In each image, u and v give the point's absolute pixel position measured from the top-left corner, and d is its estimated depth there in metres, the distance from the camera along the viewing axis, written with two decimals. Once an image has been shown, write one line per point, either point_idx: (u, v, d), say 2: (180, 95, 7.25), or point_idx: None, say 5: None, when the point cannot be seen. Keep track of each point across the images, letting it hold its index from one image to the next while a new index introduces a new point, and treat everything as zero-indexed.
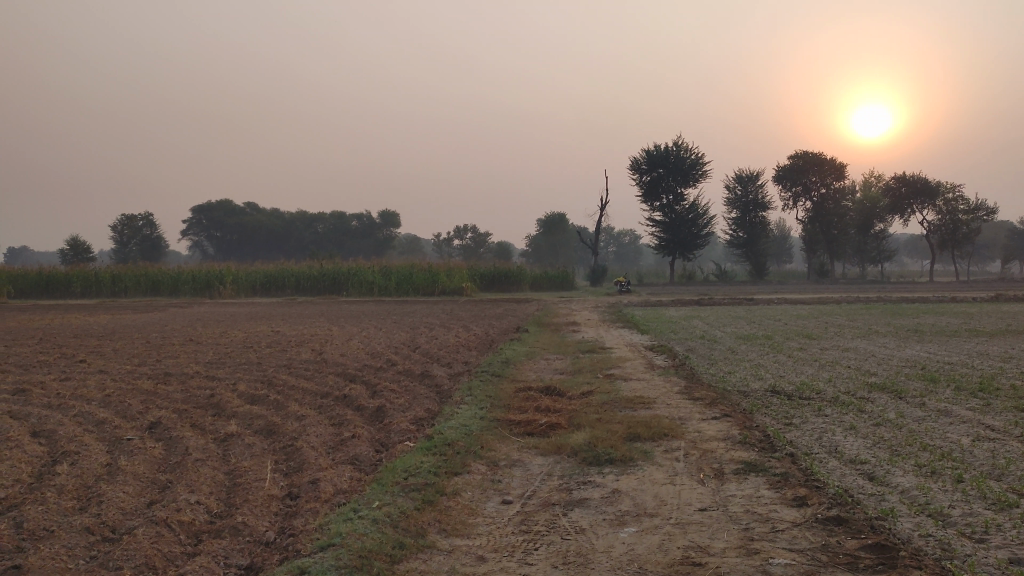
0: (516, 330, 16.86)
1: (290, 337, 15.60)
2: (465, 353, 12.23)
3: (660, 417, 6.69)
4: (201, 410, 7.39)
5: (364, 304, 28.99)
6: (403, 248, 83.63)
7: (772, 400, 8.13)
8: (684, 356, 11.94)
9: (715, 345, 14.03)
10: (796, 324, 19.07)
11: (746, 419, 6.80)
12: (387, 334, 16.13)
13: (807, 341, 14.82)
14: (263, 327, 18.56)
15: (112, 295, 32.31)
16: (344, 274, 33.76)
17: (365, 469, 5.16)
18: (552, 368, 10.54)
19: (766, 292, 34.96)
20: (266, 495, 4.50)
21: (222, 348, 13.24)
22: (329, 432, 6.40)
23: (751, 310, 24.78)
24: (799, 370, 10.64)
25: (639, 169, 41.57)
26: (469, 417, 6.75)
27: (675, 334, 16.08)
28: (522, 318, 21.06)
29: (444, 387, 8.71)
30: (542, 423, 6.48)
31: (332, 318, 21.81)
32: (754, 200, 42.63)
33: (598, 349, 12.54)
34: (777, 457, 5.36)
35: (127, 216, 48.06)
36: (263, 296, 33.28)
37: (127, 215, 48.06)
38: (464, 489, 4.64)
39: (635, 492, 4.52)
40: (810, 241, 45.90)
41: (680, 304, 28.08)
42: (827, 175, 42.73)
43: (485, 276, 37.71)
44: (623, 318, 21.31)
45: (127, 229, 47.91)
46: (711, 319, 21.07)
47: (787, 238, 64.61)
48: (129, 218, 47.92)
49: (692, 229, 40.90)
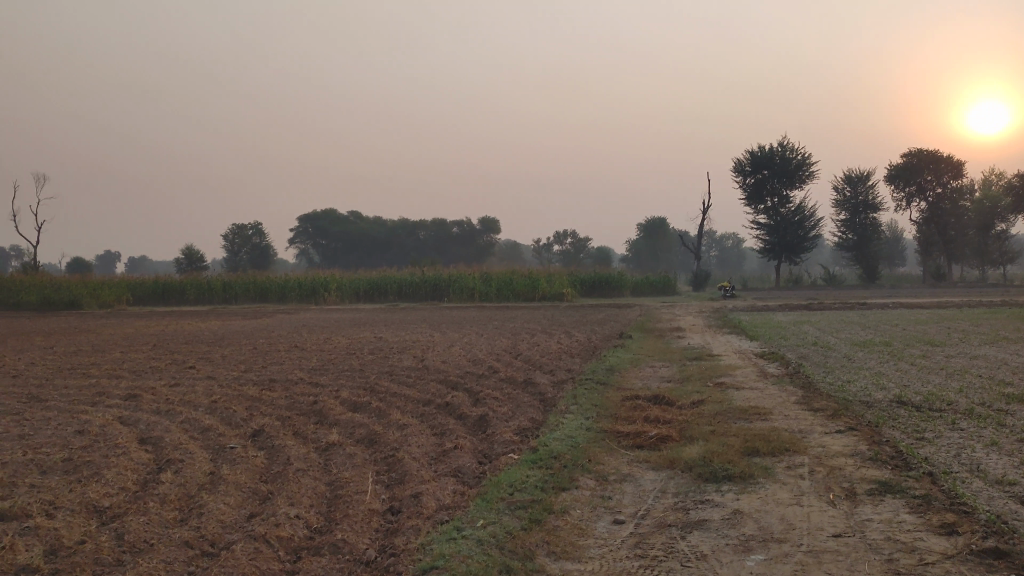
0: (620, 336, 16.45)
1: (392, 343, 15.62)
2: (568, 360, 11.95)
3: (779, 430, 6.27)
4: (303, 417, 7.34)
5: (465, 311, 29.04)
6: (503, 254, 83.89)
7: (900, 412, 7.57)
8: (798, 363, 11.35)
9: (830, 352, 13.35)
10: (915, 330, 18.07)
11: (874, 433, 6.31)
12: (488, 340, 15.99)
13: (929, 348, 13.97)
14: (366, 333, 18.70)
15: (223, 302, 33.30)
16: (445, 281, 33.96)
17: (468, 483, 4.95)
18: (658, 376, 10.16)
19: (879, 296, 33.54)
20: (366, 509, 4.33)
21: (326, 354, 13.30)
22: (431, 442, 6.23)
23: (865, 315, 23.71)
24: (926, 379, 9.96)
25: (743, 172, 40.53)
26: (575, 428, 6.47)
27: (786, 341, 15.39)
28: (624, 324, 20.64)
29: (548, 396, 8.45)
30: (652, 435, 6.14)
31: (433, 324, 21.85)
32: (865, 201, 41.02)
33: (706, 356, 12.07)
34: (914, 476, 4.90)
35: (238, 225, 49.71)
36: (366, 302, 33.74)
37: (238, 225, 49.71)
38: (573, 506, 4.37)
39: (759, 514, 4.17)
40: (925, 242, 43.88)
41: (788, 309, 27.13)
42: (944, 173, 40.76)
43: (586, 282, 37.34)
44: (729, 323, 20.66)
45: (239, 238, 49.44)
46: (823, 325, 20.22)
47: (899, 241, 62.07)
48: (240, 227, 49.52)
49: (799, 231, 39.58)
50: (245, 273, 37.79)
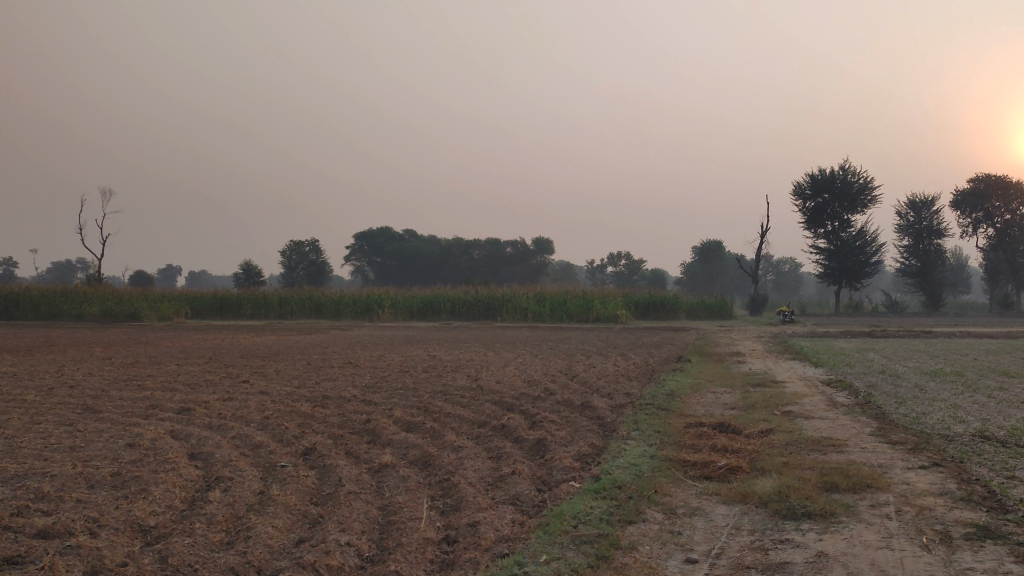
0: (678, 360, 16.04)
1: (446, 362, 15.41)
2: (625, 384, 11.62)
3: (858, 464, 5.89)
4: (356, 436, 7.14)
5: (519, 331, 28.80)
6: (556, 274, 83.56)
7: (985, 447, 7.12)
8: (868, 393, 10.88)
9: (900, 382, 12.80)
10: (988, 360, 17.31)
11: (961, 471, 5.90)
12: (543, 361, 15.70)
13: (1006, 379, 13.32)
14: (420, 351, 18.55)
15: (279, 316, 33.58)
16: (499, 300, 33.81)
17: (527, 512, 4.69)
18: (721, 402, 9.77)
19: (945, 324, 32.53)
20: (420, 538, 4.09)
21: (380, 372, 13.15)
22: (488, 466, 5.98)
23: (932, 343, 22.89)
24: (1007, 413, 9.42)
25: (802, 195, 39.76)
26: (638, 456, 6.16)
27: (852, 368, 14.86)
28: (682, 347, 20.19)
29: (608, 421, 8.14)
30: (721, 465, 5.81)
31: (487, 344, 21.62)
32: (929, 226, 39.93)
33: (769, 383, 11.63)
34: (1014, 520, 4.50)
35: (296, 242, 50.68)
36: (420, 320, 33.70)
37: (296, 242, 50.64)
38: (641, 542, 4.07)
39: (846, 559, 3.83)
40: (992, 270, 42.53)
41: (850, 336, 26.39)
42: (1013, 199, 39.47)
43: (641, 304, 36.90)
44: (791, 349, 20.08)
45: (296, 254, 50.31)
46: (889, 353, 19.52)
47: (965, 268, 60.36)
48: (298, 244, 50.43)
49: (860, 257, 38.64)
50: (301, 289, 38.07)
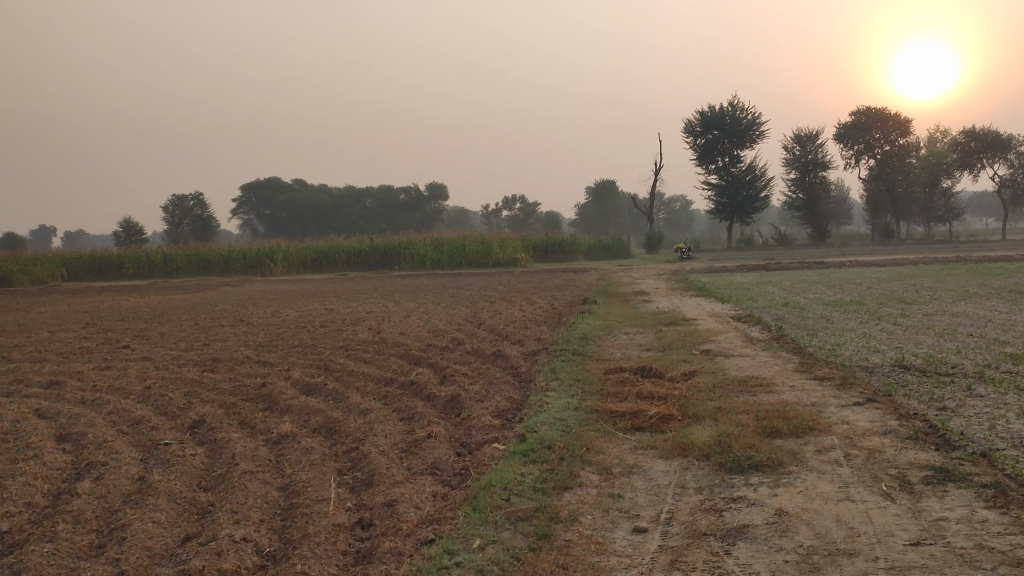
0: (584, 301, 15.74)
1: (344, 315, 14.66)
2: (535, 328, 11.21)
3: (793, 405, 5.59)
4: (250, 404, 6.47)
5: (418, 279, 28.13)
6: (451, 220, 82.61)
7: (910, 377, 6.95)
8: (779, 326, 10.76)
9: (806, 313, 12.76)
10: (883, 288, 17.60)
11: (896, 406, 5.66)
12: (446, 309, 15.15)
13: (905, 306, 13.45)
14: (316, 305, 17.71)
15: (164, 275, 31.92)
16: (395, 248, 33.01)
17: (450, 483, 4.18)
18: (636, 344, 9.43)
19: (834, 254, 33.37)
20: (330, 526, 3.53)
21: (274, 329, 12.33)
22: (401, 430, 5.42)
23: (826, 274, 23.27)
24: (917, 341, 9.39)
25: (693, 132, 39.95)
26: (562, 408, 5.72)
27: (756, 302, 14.83)
28: (585, 288, 19.91)
29: (523, 371, 7.69)
30: (651, 414, 5.41)
31: (386, 294, 20.88)
32: (814, 159, 40.75)
33: (679, 321, 11.37)
34: (967, 459, 4.24)
35: (178, 196, 47.88)
36: (315, 273, 32.61)
37: (177, 196, 47.87)
38: (583, 512, 3.61)
39: (809, 516, 3.46)
40: (873, 200, 43.89)
41: (746, 269, 26.71)
42: (892, 131, 40.59)
43: (539, 247, 36.63)
44: (692, 285, 20.03)
45: (179, 209, 47.71)
46: (787, 284, 19.68)
47: (847, 198, 62.33)
48: (180, 198, 47.75)
49: (750, 191, 39.20)
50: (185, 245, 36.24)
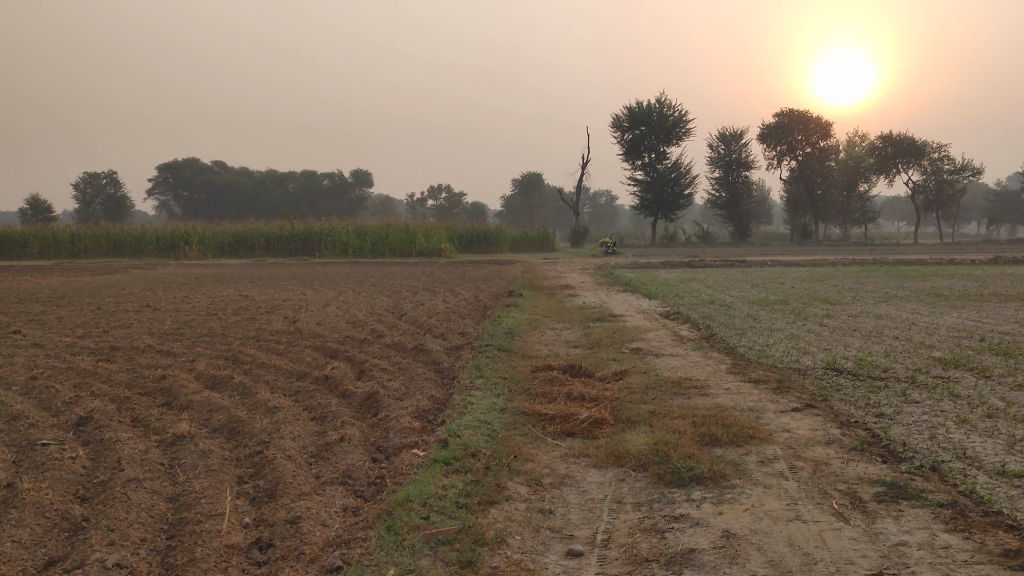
0: (508, 294, 15.39)
1: (258, 303, 14.00)
2: (459, 322, 10.81)
3: (729, 410, 5.33)
4: (145, 399, 5.91)
5: (339, 266, 27.42)
6: (375, 208, 81.48)
7: (843, 381, 6.79)
8: (706, 324, 10.60)
9: (732, 312, 12.64)
10: (805, 288, 17.70)
11: (834, 412, 5.45)
12: (366, 299, 14.63)
13: (829, 306, 13.47)
14: (230, 291, 16.95)
15: (71, 256, 30.45)
16: (317, 234, 32.22)
17: (364, 497, 3.75)
18: (562, 340, 9.11)
19: (755, 253, 33.78)
20: (223, 547, 3.08)
21: (182, 316, 11.64)
22: (311, 431, 4.98)
23: (749, 272, 23.40)
24: (844, 342, 9.30)
25: (620, 127, 39.97)
26: (486, 410, 5.34)
27: (682, 299, 14.71)
28: (510, 281, 19.56)
29: (445, 367, 7.28)
30: (582, 418, 5.08)
31: (304, 282, 20.19)
32: (738, 159, 41.18)
33: (607, 317, 11.10)
34: (917, 473, 4.00)
35: (90, 174, 45.95)
36: (232, 257, 31.57)
37: (89, 173, 45.92)
38: (510, 532, 3.24)
39: (760, 539, 3.15)
40: (793, 201, 44.69)
41: (670, 266, 26.72)
42: (812, 134, 41.34)
43: (464, 237, 36.19)
44: (618, 281, 19.86)
45: (91, 187, 45.78)
46: (712, 282, 19.67)
47: (767, 198, 63.47)
48: (92, 175, 45.84)
49: (675, 188, 39.43)
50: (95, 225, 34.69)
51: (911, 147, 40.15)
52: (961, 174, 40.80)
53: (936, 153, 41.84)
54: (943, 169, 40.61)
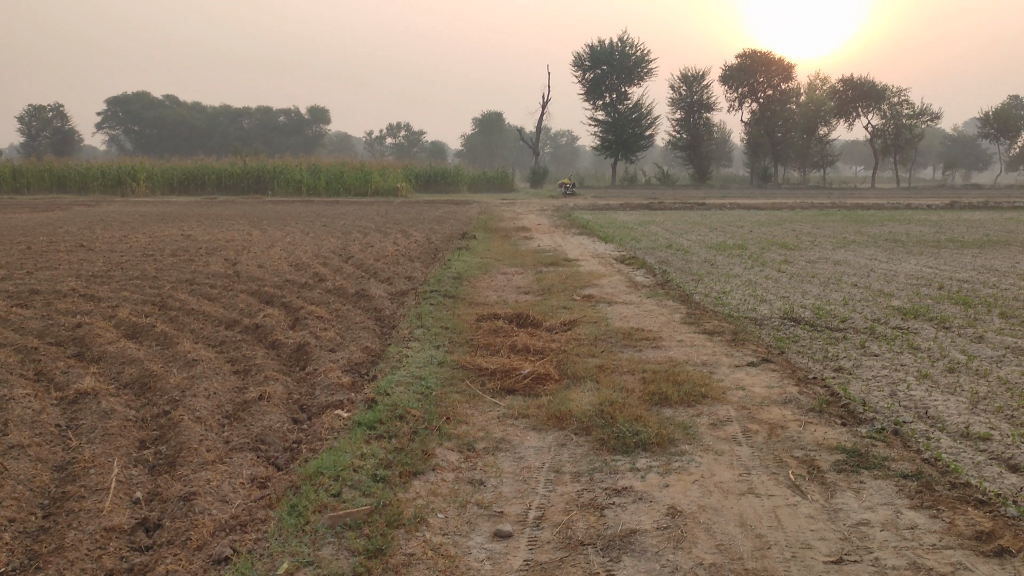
0: (462, 236, 14.95)
1: (200, 243, 13.42)
2: (407, 265, 10.39)
3: (681, 365, 5.02)
4: (54, 350, 5.43)
5: (292, 205, 26.67)
6: (332, 145, 79.90)
7: (800, 331, 6.51)
8: (662, 270, 10.29)
9: (689, 256, 12.33)
10: (764, 231, 17.45)
11: (791, 367, 5.17)
12: (315, 240, 14.10)
13: (788, 252, 13.24)
14: (174, 230, 16.29)
15: (13, 191, 29.33)
16: (269, 172, 31.37)
17: (276, 465, 3.38)
18: (513, 286, 8.74)
19: (715, 196, 33.55)
20: (100, 530, 2.68)
21: (116, 257, 11.04)
22: (229, 386, 4.57)
23: (708, 215, 23.12)
24: (803, 290, 9.05)
25: (581, 66, 39.18)
26: (423, 364, 4.97)
27: (639, 242, 14.39)
28: (466, 222, 19.08)
29: (386, 315, 6.88)
30: (524, 373, 4.74)
31: (253, 220, 19.54)
32: (699, 100, 40.67)
33: (560, 262, 10.71)
34: (877, 438, 3.73)
35: (35, 106, 44.12)
36: (182, 195, 30.65)
37: (34, 106, 44.09)
38: (431, 510, 2.89)
39: (707, 517, 2.84)
40: (753, 144, 44.45)
41: (629, 208, 26.34)
42: (774, 76, 40.95)
43: (421, 177, 35.52)
44: (575, 222, 19.47)
45: (36, 120, 44.00)
46: (670, 225, 19.36)
47: (728, 140, 63.19)
48: (37, 108, 44.01)
49: (635, 129, 38.94)
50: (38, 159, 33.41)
51: (871, 91, 39.90)
52: (920, 118, 40.72)
53: (896, 97, 41.68)
54: (902, 113, 40.50)
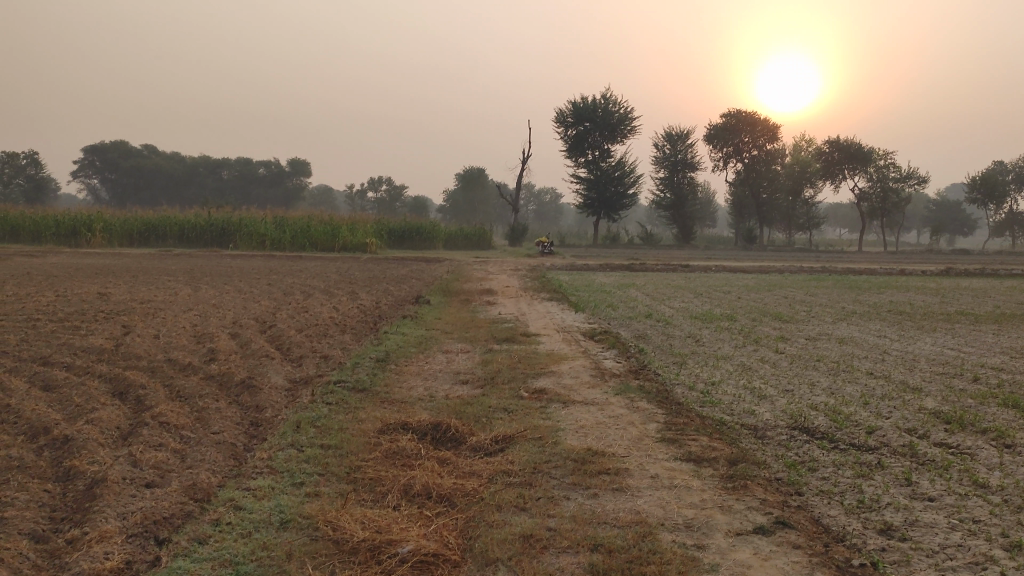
0: (416, 300, 13.23)
1: (107, 305, 11.61)
2: (332, 340, 8.60)
3: (653, 534, 3.26)
4: None
5: (250, 260, 25.03)
6: (311, 199, 78.60)
7: (818, 455, 4.78)
8: (638, 350, 8.56)
9: (671, 331, 10.61)
10: (752, 300, 15.82)
11: (821, 535, 3.41)
12: (246, 303, 12.34)
13: (783, 326, 11.55)
14: (93, 287, 14.53)
15: None
16: (234, 224, 29.72)
17: None
18: (450, 374, 6.96)
19: (699, 258, 32.06)
20: None
21: None
22: None
23: (690, 278, 21.54)
24: (809, 382, 7.31)
25: (564, 122, 37.91)
26: (252, 532, 3.18)
27: (615, 311, 12.70)
28: (427, 283, 17.41)
29: (262, 423, 5.08)
30: (404, 555, 2.98)
31: (194, 276, 17.82)
32: (684, 159, 39.39)
33: (517, 338, 8.97)
34: None
35: (9, 153, 44.72)
36: (140, 246, 28.99)
37: (8, 152, 44.69)
38: None
39: None
40: (738, 204, 43.18)
41: (609, 269, 24.78)
42: (759, 136, 39.73)
43: (394, 233, 33.91)
44: (546, 285, 17.85)
45: (11, 166, 44.67)
46: (650, 290, 17.72)
47: (712, 201, 62.06)
48: (11, 155, 44.62)
49: (617, 187, 37.53)
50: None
51: (858, 152, 38.61)
52: (908, 181, 39.46)
53: (884, 159, 40.48)
54: (890, 176, 39.24)
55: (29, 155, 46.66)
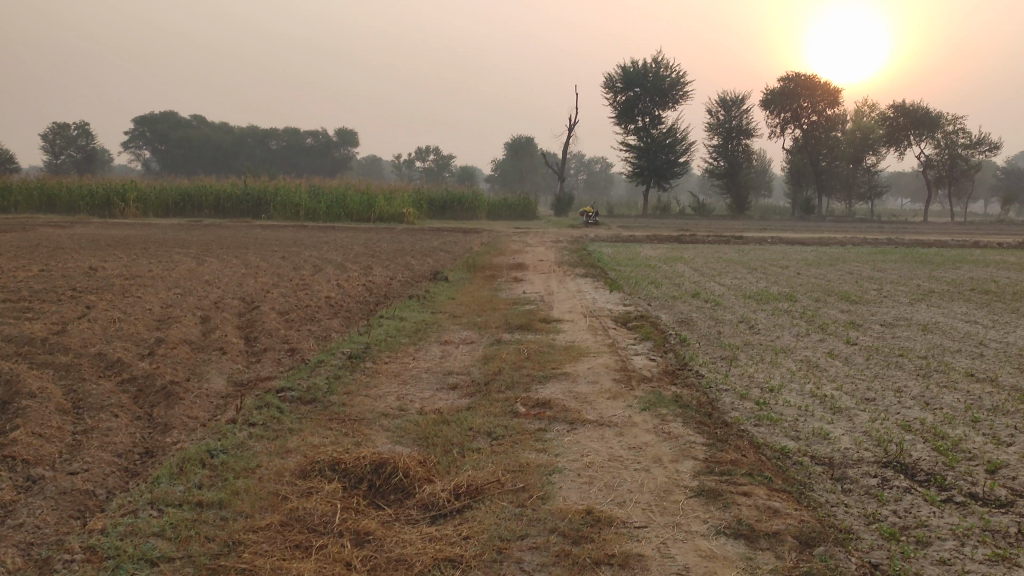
0: (436, 278, 11.87)
1: (89, 281, 10.41)
2: (315, 328, 7.25)
3: None
4: None
5: (281, 231, 23.89)
6: (360, 169, 77.67)
7: (931, 519, 3.29)
8: (681, 341, 7.05)
9: (721, 315, 9.05)
10: (813, 276, 14.11)
11: None
12: (245, 280, 11.07)
13: (852, 309, 9.91)
14: (92, 260, 13.38)
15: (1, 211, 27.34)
16: (269, 194, 28.58)
17: None
18: (439, 375, 5.55)
19: (753, 228, 30.27)
20: None
21: None
22: None
23: (744, 252, 19.81)
24: (893, 388, 5.74)
25: (613, 88, 36.12)
26: None
27: (658, 291, 11.16)
28: (455, 257, 15.99)
29: (153, 456, 3.73)
30: None
31: (209, 249, 16.64)
32: (738, 126, 37.26)
33: (533, 326, 7.52)
34: None
35: (60, 125, 44.42)
36: (176, 217, 28.04)
37: (59, 124, 44.38)
38: None
39: None
40: (795, 173, 40.73)
41: (657, 241, 23.19)
42: (820, 101, 37.39)
43: (435, 202, 32.52)
44: (585, 260, 16.34)
45: (61, 138, 44.35)
46: (699, 265, 16.09)
47: (768, 170, 59.59)
48: (62, 127, 44.34)
49: (669, 155, 35.61)
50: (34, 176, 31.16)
51: (925, 117, 36.16)
52: (978, 148, 36.92)
53: (953, 124, 37.90)
54: (958, 142, 36.77)
55: (80, 126, 46.29)
